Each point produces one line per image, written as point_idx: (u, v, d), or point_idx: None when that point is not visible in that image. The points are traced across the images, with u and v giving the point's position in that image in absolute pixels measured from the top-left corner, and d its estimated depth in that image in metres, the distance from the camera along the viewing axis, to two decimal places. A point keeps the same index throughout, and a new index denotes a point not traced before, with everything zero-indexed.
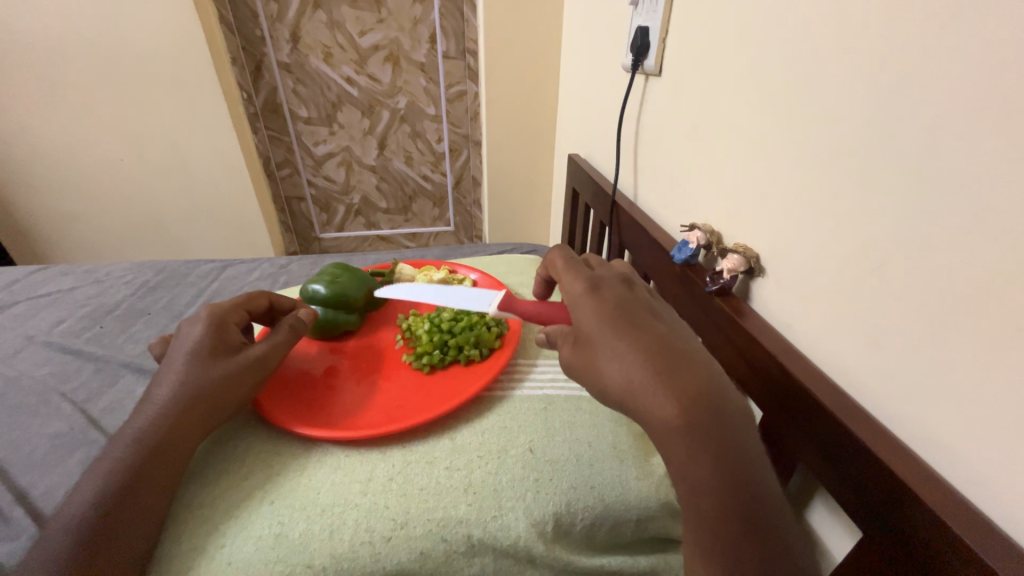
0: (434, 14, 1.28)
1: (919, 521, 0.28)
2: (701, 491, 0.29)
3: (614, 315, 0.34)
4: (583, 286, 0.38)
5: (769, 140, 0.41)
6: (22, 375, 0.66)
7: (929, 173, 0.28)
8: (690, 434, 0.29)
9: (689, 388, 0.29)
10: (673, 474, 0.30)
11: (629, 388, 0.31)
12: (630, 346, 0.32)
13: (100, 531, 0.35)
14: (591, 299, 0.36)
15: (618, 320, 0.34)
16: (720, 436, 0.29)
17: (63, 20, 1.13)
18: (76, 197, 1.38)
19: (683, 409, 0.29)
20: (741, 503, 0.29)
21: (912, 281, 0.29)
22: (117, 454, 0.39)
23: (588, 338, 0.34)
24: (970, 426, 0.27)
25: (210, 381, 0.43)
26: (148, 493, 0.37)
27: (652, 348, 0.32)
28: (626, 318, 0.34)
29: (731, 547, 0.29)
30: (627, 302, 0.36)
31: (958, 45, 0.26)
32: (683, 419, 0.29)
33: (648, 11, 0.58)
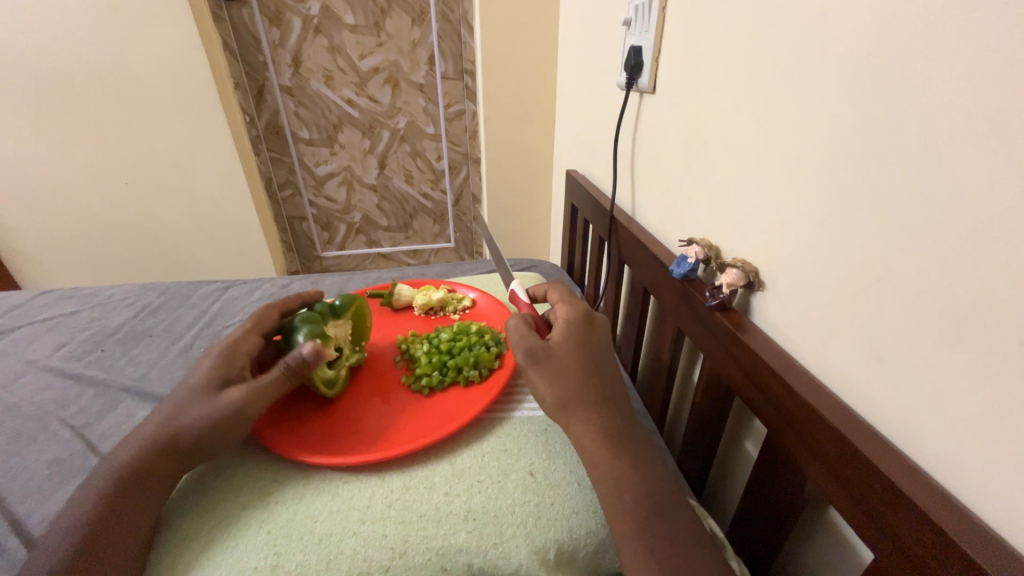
0: (433, 36, 1.31)
1: (928, 539, 0.27)
2: (624, 485, 0.37)
3: (583, 353, 0.44)
4: (571, 321, 0.47)
5: (765, 156, 0.41)
6: (21, 401, 0.65)
7: (923, 189, 0.28)
8: (608, 446, 0.39)
9: (613, 422, 0.41)
10: (600, 477, 0.38)
11: (579, 401, 0.42)
12: (583, 380, 0.42)
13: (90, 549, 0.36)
14: (579, 334, 0.46)
15: (591, 347, 0.45)
16: (632, 453, 0.39)
17: (72, 49, 1.16)
18: (78, 220, 1.39)
19: (603, 433, 0.40)
20: (654, 499, 0.37)
21: (913, 296, 0.29)
22: (105, 479, 0.39)
23: (559, 361, 0.43)
24: (977, 441, 0.27)
25: (194, 419, 0.42)
26: (131, 510, 0.38)
27: (603, 377, 0.44)
28: (595, 349, 0.45)
29: (646, 532, 0.35)
30: (596, 347, 0.45)
31: (945, 66, 0.27)
32: (603, 438, 0.40)
33: (641, 30, 0.60)
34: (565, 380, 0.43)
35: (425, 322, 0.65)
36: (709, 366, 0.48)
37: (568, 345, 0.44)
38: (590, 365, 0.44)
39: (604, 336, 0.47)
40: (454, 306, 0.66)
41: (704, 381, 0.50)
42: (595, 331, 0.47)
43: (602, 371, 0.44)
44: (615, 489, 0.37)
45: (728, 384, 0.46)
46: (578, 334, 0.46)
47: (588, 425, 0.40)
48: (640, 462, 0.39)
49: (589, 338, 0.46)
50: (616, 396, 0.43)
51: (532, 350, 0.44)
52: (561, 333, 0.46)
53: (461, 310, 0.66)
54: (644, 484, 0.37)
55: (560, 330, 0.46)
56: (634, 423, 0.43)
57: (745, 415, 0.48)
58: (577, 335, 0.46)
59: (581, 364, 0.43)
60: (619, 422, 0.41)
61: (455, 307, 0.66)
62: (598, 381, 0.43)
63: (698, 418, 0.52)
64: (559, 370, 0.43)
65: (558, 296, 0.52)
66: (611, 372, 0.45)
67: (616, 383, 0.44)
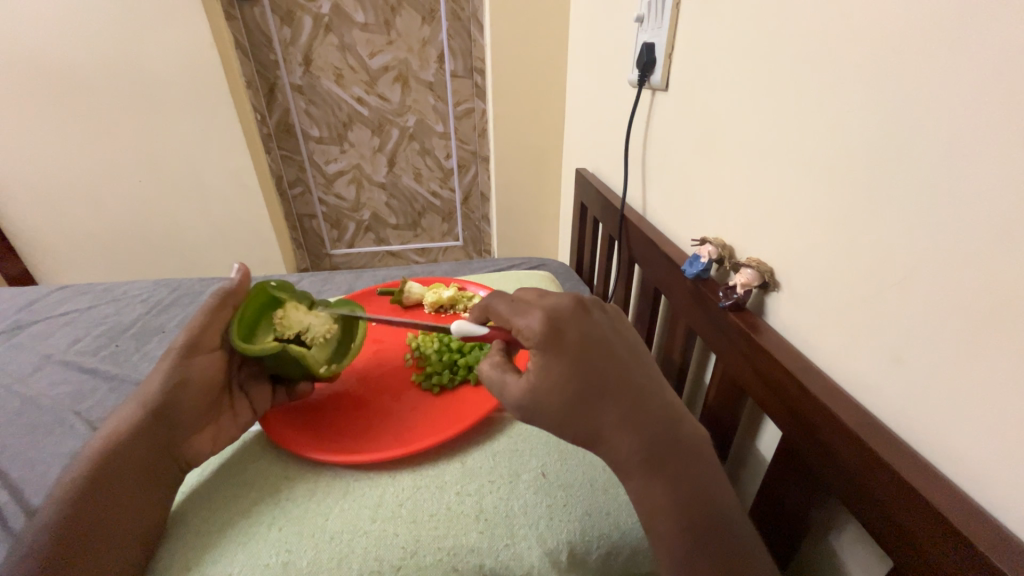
0: (442, 34, 1.31)
1: (950, 546, 0.27)
2: (660, 513, 0.34)
3: (578, 389, 0.34)
4: (543, 353, 0.35)
5: (780, 155, 0.40)
6: (38, 394, 0.67)
7: (943, 189, 0.27)
8: (645, 473, 0.34)
9: (651, 438, 0.34)
10: (640, 501, 0.35)
11: (605, 435, 0.35)
12: (594, 419, 0.34)
13: (90, 523, 0.38)
14: (561, 363, 0.35)
15: (587, 371, 0.34)
16: (676, 468, 0.34)
17: (88, 48, 1.18)
18: (94, 217, 1.41)
19: (640, 459, 0.34)
20: (693, 518, 0.34)
21: (935, 298, 0.28)
22: (111, 463, 0.41)
23: (555, 409, 0.35)
24: (998, 448, 0.26)
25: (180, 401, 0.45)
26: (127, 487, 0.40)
27: (623, 397, 0.35)
28: (590, 372, 0.35)
29: (688, 555, 0.33)
30: (593, 367, 0.35)
31: (967, 62, 0.26)
32: (641, 464, 0.34)
33: (654, 27, 0.59)
34: (577, 420, 0.35)
35: (435, 320, 0.65)
36: (723, 368, 0.48)
37: (555, 386, 0.35)
38: (599, 392, 0.34)
39: (599, 339, 0.36)
40: (464, 305, 0.66)
41: (717, 383, 0.49)
42: (583, 345, 0.35)
43: (617, 393, 0.35)
44: (652, 514, 0.34)
45: (741, 385, 0.45)
46: (564, 363, 0.35)
47: (621, 451, 0.34)
48: (680, 478, 0.34)
49: (580, 360, 0.35)
50: (650, 409, 0.35)
51: (518, 402, 0.37)
52: (540, 370, 0.35)
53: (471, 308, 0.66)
54: (682, 503, 0.34)
55: (537, 367, 0.35)
56: (683, 430, 0.36)
57: (758, 416, 0.47)
58: (564, 366, 0.35)
59: (585, 397, 0.34)
60: (661, 442, 0.34)
61: (465, 305, 0.66)
62: (622, 403, 0.34)
63: (712, 420, 0.51)
64: (560, 415, 0.35)
65: (513, 310, 0.38)
66: (631, 383, 0.35)
67: (643, 384, 0.36)
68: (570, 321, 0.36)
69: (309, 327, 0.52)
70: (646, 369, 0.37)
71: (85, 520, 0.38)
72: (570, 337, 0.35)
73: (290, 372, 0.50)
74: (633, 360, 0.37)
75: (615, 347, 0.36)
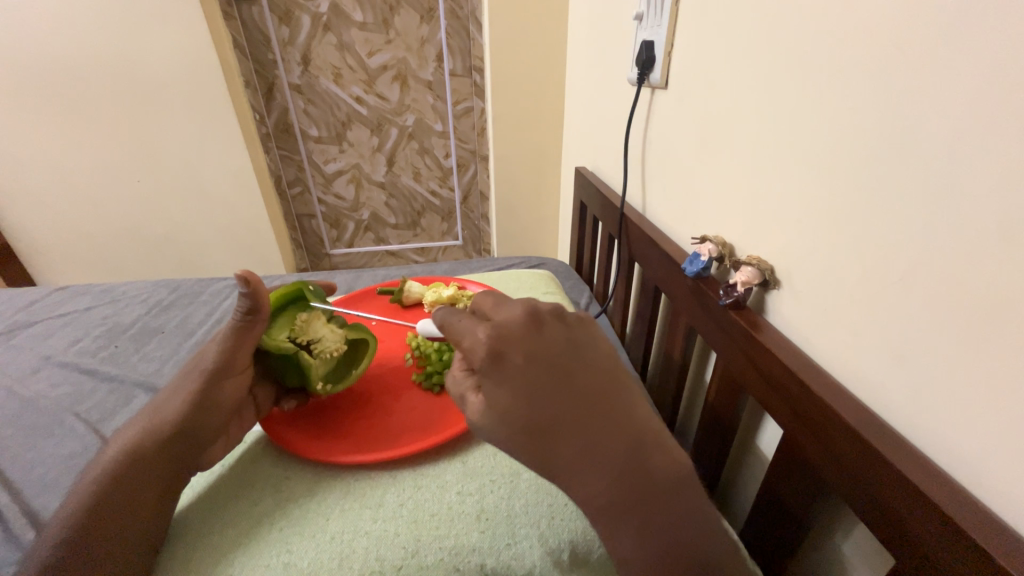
0: (441, 33, 1.31)
1: (950, 543, 0.27)
2: (627, 547, 0.32)
3: (532, 425, 0.32)
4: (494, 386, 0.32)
5: (780, 153, 0.40)
6: (37, 396, 0.66)
7: (944, 187, 0.27)
8: (612, 510, 0.32)
9: (620, 475, 0.32)
10: (607, 535, 0.33)
11: (558, 466, 0.32)
12: (553, 454, 0.32)
13: (96, 529, 0.38)
14: (512, 398, 0.32)
15: (533, 398, 0.32)
16: (648, 506, 0.32)
17: (86, 48, 1.18)
18: (92, 217, 1.41)
19: (606, 496, 0.32)
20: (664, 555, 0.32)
21: (936, 296, 0.28)
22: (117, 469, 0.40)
23: (512, 443, 0.33)
24: (998, 445, 0.26)
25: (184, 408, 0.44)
26: (130, 493, 0.39)
27: (575, 426, 0.32)
28: (544, 407, 0.32)
29: None
30: (548, 400, 0.32)
31: (966, 59, 0.26)
32: (607, 500, 0.32)
33: (653, 25, 0.59)
34: (526, 450, 0.33)
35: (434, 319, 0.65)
36: (724, 366, 0.48)
37: (508, 421, 0.32)
38: (547, 422, 0.32)
39: (550, 360, 0.32)
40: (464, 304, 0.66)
41: (718, 381, 0.49)
42: (530, 369, 0.32)
43: (567, 423, 0.32)
44: (619, 548, 0.33)
45: (741, 383, 0.45)
46: (508, 389, 0.32)
47: (586, 487, 0.32)
48: (652, 516, 0.32)
49: (524, 386, 0.32)
50: (608, 439, 0.32)
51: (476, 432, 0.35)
52: (485, 395, 0.33)
53: None
54: (652, 540, 0.32)
55: (485, 394, 0.33)
56: (649, 460, 0.32)
57: (760, 414, 0.47)
58: (508, 392, 0.32)
59: (530, 427, 0.32)
60: (621, 474, 0.32)
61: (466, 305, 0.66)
62: (576, 433, 0.32)
63: (712, 418, 0.51)
64: (517, 448, 0.33)
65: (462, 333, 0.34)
66: (586, 411, 0.32)
67: (610, 417, 0.32)
68: (518, 340, 0.33)
69: (322, 339, 0.50)
70: (611, 389, 0.34)
71: (97, 521, 0.38)
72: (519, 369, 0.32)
73: (287, 376, 0.49)
74: (593, 382, 0.33)
75: (570, 368, 0.33)
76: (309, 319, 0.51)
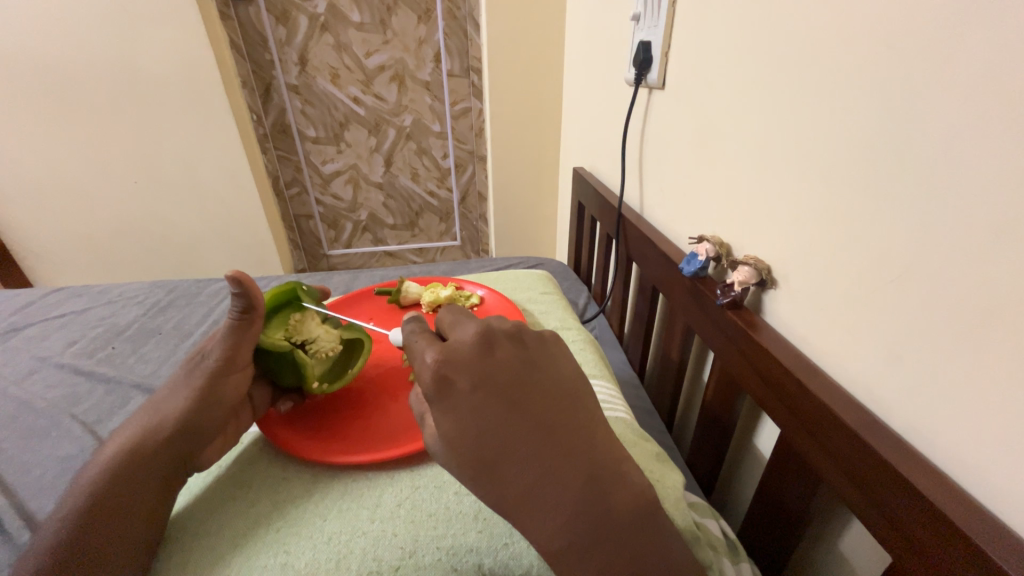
0: (439, 33, 1.31)
1: (946, 542, 0.27)
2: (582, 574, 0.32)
3: (483, 455, 0.32)
4: (443, 414, 0.33)
5: (777, 153, 0.40)
6: (33, 398, 0.66)
7: (941, 186, 0.27)
8: (567, 541, 0.31)
9: (574, 504, 0.31)
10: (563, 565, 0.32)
11: (515, 495, 0.32)
12: (505, 484, 0.32)
13: (96, 530, 0.38)
14: (462, 426, 0.32)
15: (483, 424, 0.32)
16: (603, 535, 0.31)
17: (82, 48, 1.17)
18: (88, 218, 1.40)
19: (561, 526, 0.31)
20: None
21: (930, 295, 0.29)
22: (116, 471, 0.41)
23: (464, 473, 0.33)
24: (993, 442, 0.26)
25: (184, 408, 0.44)
26: (129, 493, 0.40)
27: (527, 455, 0.32)
28: (493, 435, 0.32)
29: None
30: (498, 430, 0.32)
31: (962, 57, 0.26)
32: (563, 529, 0.31)
33: (650, 25, 0.59)
34: (481, 478, 0.32)
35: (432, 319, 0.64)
36: (721, 366, 0.48)
37: (461, 450, 0.32)
38: (499, 448, 0.32)
39: (499, 385, 0.33)
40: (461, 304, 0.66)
41: (715, 381, 0.49)
42: (478, 395, 0.32)
43: (519, 449, 0.32)
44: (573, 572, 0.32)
45: (739, 383, 0.45)
46: (458, 416, 0.32)
47: (541, 518, 0.31)
48: (608, 544, 0.31)
49: (473, 412, 0.32)
50: (562, 464, 0.32)
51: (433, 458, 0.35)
52: (437, 422, 0.33)
53: (469, 307, 0.66)
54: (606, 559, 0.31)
55: (437, 423, 0.33)
56: (606, 485, 0.32)
57: (757, 414, 0.47)
58: (459, 418, 0.32)
59: (482, 453, 0.32)
60: (577, 501, 0.31)
61: (463, 305, 0.66)
62: (530, 459, 0.32)
63: (710, 417, 0.51)
64: (471, 478, 0.33)
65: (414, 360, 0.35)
66: (538, 436, 0.32)
67: (563, 445, 0.32)
68: (465, 366, 0.33)
69: (316, 338, 0.52)
70: (565, 414, 0.34)
71: (99, 520, 0.38)
72: (467, 397, 0.32)
73: (284, 376, 0.50)
74: (545, 407, 0.33)
75: (521, 392, 0.33)
76: (302, 320, 0.53)
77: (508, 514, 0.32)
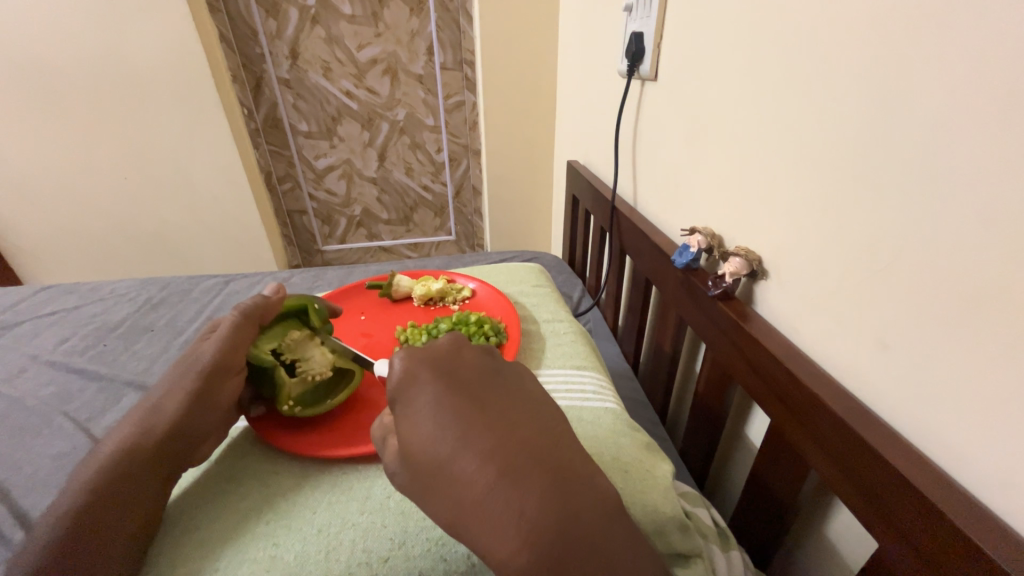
0: (431, 26, 1.30)
1: (929, 527, 0.27)
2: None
3: (441, 452, 0.29)
4: (406, 413, 0.32)
5: (768, 143, 0.40)
6: (25, 396, 0.66)
7: (930, 174, 0.27)
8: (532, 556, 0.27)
9: (540, 508, 0.27)
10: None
11: (471, 505, 0.28)
12: (463, 488, 0.28)
13: (86, 529, 0.37)
14: (422, 420, 0.31)
15: (441, 423, 0.30)
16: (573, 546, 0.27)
17: (68, 42, 1.15)
18: (79, 216, 1.39)
19: (524, 536, 0.27)
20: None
21: (919, 284, 0.29)
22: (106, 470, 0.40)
23: (424, 478, 0.30)
24: (975, 428, 0.26)
25: (182, 406, 0.44)
26: (121, 493, 0.39)
27: (487, 451, 0.29)
28: (452, 431, 0.30)
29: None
30: (456, 426, 0.30)
31: (953, 45, 0.26)
32: (525, 540, 0.27)
33: (642, 16, 0.59)
34: (438, 487, 0.30)
35: (424, 313, 0.64)
36: (713, 357, 0.48)
37: (420, 450, 0.30)
38: (455, 446, 0.29)
39: (461, 383, 0.32)
40: (453, 297, 0.65)
41: (707, 372, 0.50)
42: (438, 392, 0.31)
43: (477, 449, 0.29)
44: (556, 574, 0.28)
45: (730, 373, 0.46)
46: (418, 411, 0.31)
47: (503, 527, 0.27)
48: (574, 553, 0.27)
49: (432, 410, 0.31)
50: (524, 468, 0.28)
51: (397, 468, 0.32)
52: (399, 429, 0.32)
53: (461, 300, 0.66)
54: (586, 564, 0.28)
55: (399, 423, 0.32)
56: (573, 492, 0.28)
57: (748, 405, 0.47)
58: (418, 418, 0.31)
59: (439, 450, 0.30)
60: (541, 511, 0.27)
61: (455, 297, 0.66)
62: (488, 461, 0.29)
63: (703, 407, 0.52)
64: (431, 485, 0.30)
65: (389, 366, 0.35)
66: (498, 433, 0.30)
67: (527, 443, 0.30)
68: (428, 366, 0.33)
69: (308, 360, 0.50)
70: (530, 417, 0.31)
71: (91, 518, 0.38)
72: (427, 393, 0.32)
73: (263, 384, 0.49)
74: (508, 409, 0.31)
75: (481, 393, 0.32)
76: (305, 341, 0.53)
77: (466, 530, 0.29)
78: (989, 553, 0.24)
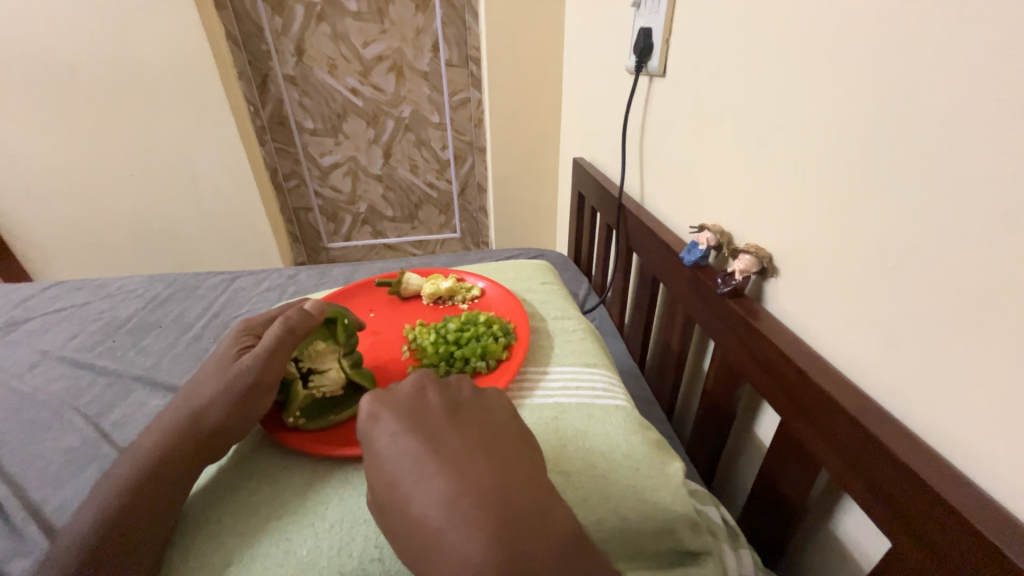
0: (436, 22, 1.29)
1: (944, 526, 0.27)
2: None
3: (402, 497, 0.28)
4: (371, 456, 0.30)
5: (778, 139, 0.40)
6: (36, 391, 0.66)
7: (945, 169, 0.27)
8: None
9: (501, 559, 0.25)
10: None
11: (427, 551, 0.26)
12: (423, 534, 0.27)
13: (105, 529, 0.37)
14: (384, 464, 0.29)
15: (398, 464, 0.29)
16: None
17: (75, 40, 1.16)
18: (87, 213, 1.40)
19: None
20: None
21: (933, 283, 0.28)
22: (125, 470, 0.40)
23: (389, 524, 0.29)
24: (989, 426, 0.26)
25: (214, 418, 0.43)
26: (140, 495, 0.38)
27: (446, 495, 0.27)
28: (412, 475, 0.28)
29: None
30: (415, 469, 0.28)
31: (968, 41, 0.25)
32: None
33: (650, 12, 0.58)
34: (401, 534, 0.28)
35: (432, 311, 0.64)
36: (722, 355, 0.48)
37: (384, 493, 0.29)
38: (415, 490, 0.28)
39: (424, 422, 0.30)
40: (463, 296, 0.65)
41: (716, 370, 0.49)
42: (399, 433, 0.30)
43: (433, 493, 0.27)
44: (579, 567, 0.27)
45: (739, 372, 0.45)
46: (381, 453, 0.30)
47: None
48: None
49: (394, 452, 0.29)
50: (477, 514, 0.26)
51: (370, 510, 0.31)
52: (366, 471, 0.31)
53: (470, 299, 0.66)
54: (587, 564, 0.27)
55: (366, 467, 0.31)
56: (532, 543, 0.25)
57: (757, 403, 0.47)
58: (382, 460, 0.29)
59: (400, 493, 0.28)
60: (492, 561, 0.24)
61: (464, 297, 0.66)
62: (440, 504, 0.27)
63: (712, 406, 0.51)
64: (396, 532, 0.28)
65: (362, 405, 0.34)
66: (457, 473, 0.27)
67: (489, 484, 0.27)
68: (392, 406, 0.32)
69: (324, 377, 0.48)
70: (493, 455, 0.29)
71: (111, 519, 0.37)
72: (389, 436, 0.30)
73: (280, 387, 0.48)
74: (470, 447, 0.29)
75: (445, 432, 0.30)
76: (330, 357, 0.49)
77: None
78: (1005, 552, 0.24)
